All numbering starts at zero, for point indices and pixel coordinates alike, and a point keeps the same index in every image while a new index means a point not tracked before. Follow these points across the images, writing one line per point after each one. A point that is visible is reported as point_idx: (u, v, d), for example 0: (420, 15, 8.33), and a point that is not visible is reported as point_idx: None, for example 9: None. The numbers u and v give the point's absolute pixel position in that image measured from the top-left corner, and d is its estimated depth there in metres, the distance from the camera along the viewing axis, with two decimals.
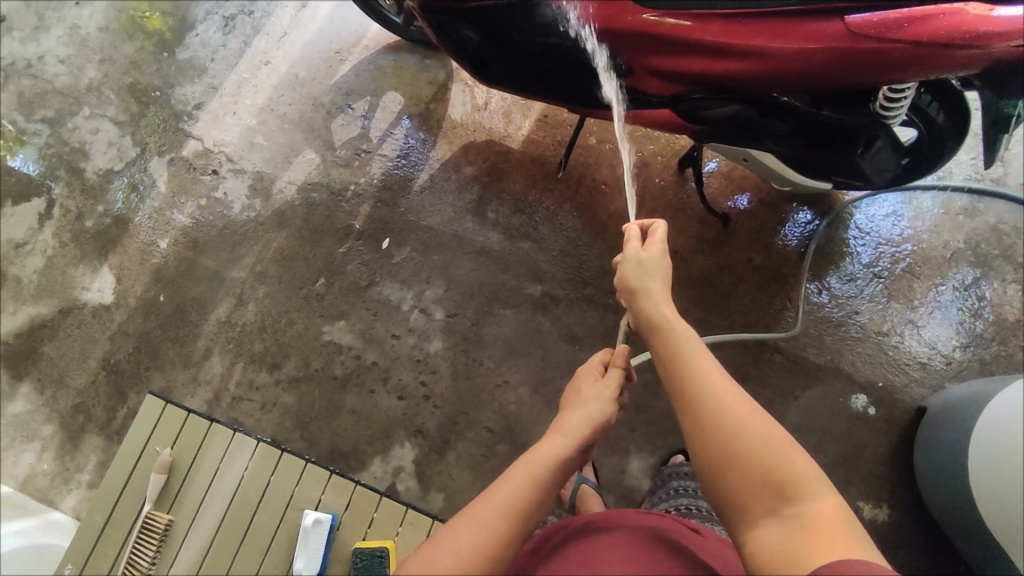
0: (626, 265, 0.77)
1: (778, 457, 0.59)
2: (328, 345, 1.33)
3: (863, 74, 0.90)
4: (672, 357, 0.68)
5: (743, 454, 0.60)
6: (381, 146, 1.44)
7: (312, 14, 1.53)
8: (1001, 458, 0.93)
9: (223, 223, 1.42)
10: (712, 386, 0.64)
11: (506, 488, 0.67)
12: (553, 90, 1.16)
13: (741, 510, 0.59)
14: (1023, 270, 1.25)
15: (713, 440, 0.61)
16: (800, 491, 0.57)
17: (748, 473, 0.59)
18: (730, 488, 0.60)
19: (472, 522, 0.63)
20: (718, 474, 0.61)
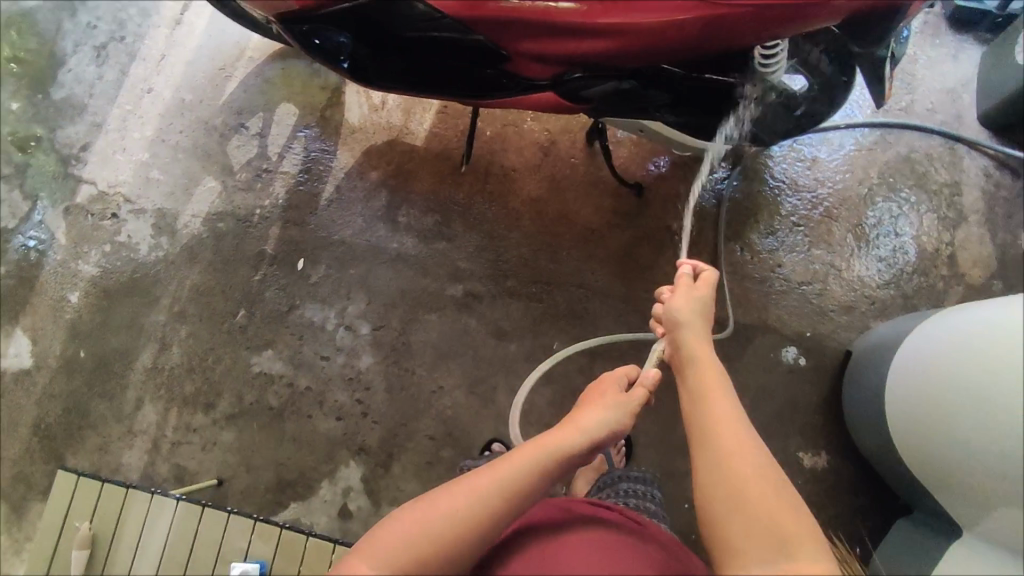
0: (677, 298, 0.85)
1: (779, 512, 0.61)
2: (258, 377, 1.30)
3: (723, 40, 0.87)
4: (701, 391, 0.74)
5: (748, 500, 0.62)
6: (281, 162, 1.38)
7: (189, 31, 1.45)
8: (914, 401, 0.93)
9: (130, 268, 1.36)
10: (730, 436, 0.68)
11: (512, 466, 0.70)
12: (436, 83, 1.11)
13: (739, 552, 0.60)
14: (938, 197, 1.24)
15: (726, 477, 0.64)
16: (797, 546, 0.59)
17: (752, 520, 0.61)
18: (731, 529, 0.61)
19: (471, 494, 0.67)
20: (722, 509, 0.63)
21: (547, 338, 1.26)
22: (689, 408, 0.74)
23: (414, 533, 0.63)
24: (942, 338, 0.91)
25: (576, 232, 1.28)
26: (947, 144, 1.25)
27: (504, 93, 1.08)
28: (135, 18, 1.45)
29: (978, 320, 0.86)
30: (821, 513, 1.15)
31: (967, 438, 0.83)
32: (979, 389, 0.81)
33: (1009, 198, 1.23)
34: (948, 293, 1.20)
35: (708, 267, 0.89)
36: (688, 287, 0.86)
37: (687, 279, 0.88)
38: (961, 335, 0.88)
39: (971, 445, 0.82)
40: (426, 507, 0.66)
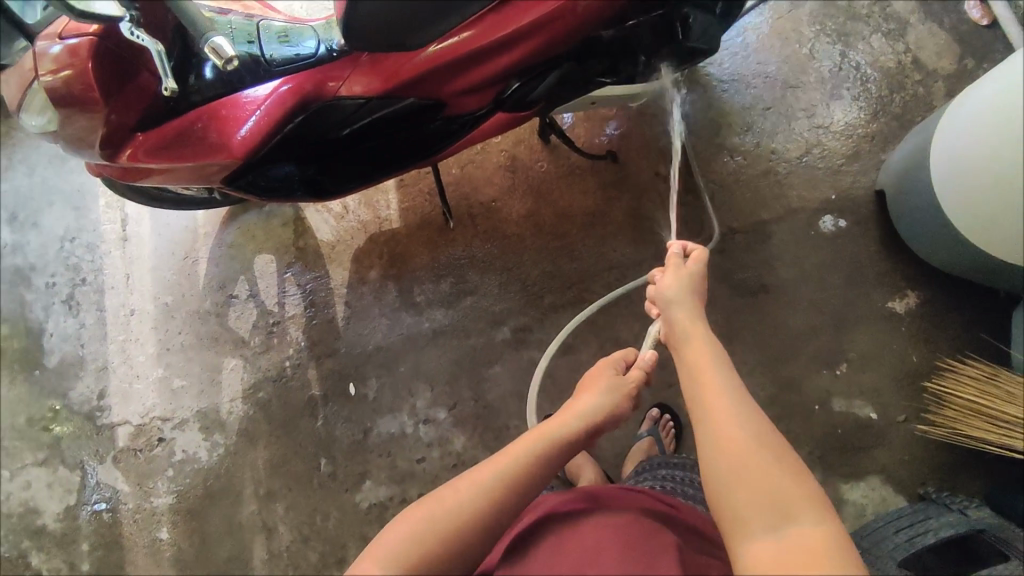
0: (664, 279, 0.86)
1: (780, 479, 0.63)
2: (371, 510, 1.27)
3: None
4: (695, 367, 0.76)
5: (746, 470, 0.64)
6: (285, 309, 1.37)
7: (139, 241, 1.44)
8: (977, 196, 0.92)
9: (202, 477, 1.34)
10: (732, 406, 0.70)
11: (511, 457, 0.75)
12: (389, 163, 1.11)
13: (742, 523, 0.61)
14: (873, 18, 1.26)
15: (725, 452, 0.66)
16: (799, 513, 0.60)
17: (751, 491, 0.62)
18: (735, 504, 0.63)
19: (473, 487, 0.70)
20: (724, 484, 0.65)
21: (607, 329, 1.25)
22: (689, 383, 0.76)
23: (422, 530, 0.66)
24: (976, 119, 0.92)
25: (578, 223, 1.29)
26: None
27: (455, 139, 1.08)
28: (85, 255, 1.45)
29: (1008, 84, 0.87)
30: (940, 344, 1.14)
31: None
32: None
33: None
34: (932, 94, 1.22)
35: (696, 243, 0.90)
36: (677, 265, 0.88)
37: (677, 257, 0.89)
38: (994, 106, 0.88)
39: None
40: (432, 503, 0.69)
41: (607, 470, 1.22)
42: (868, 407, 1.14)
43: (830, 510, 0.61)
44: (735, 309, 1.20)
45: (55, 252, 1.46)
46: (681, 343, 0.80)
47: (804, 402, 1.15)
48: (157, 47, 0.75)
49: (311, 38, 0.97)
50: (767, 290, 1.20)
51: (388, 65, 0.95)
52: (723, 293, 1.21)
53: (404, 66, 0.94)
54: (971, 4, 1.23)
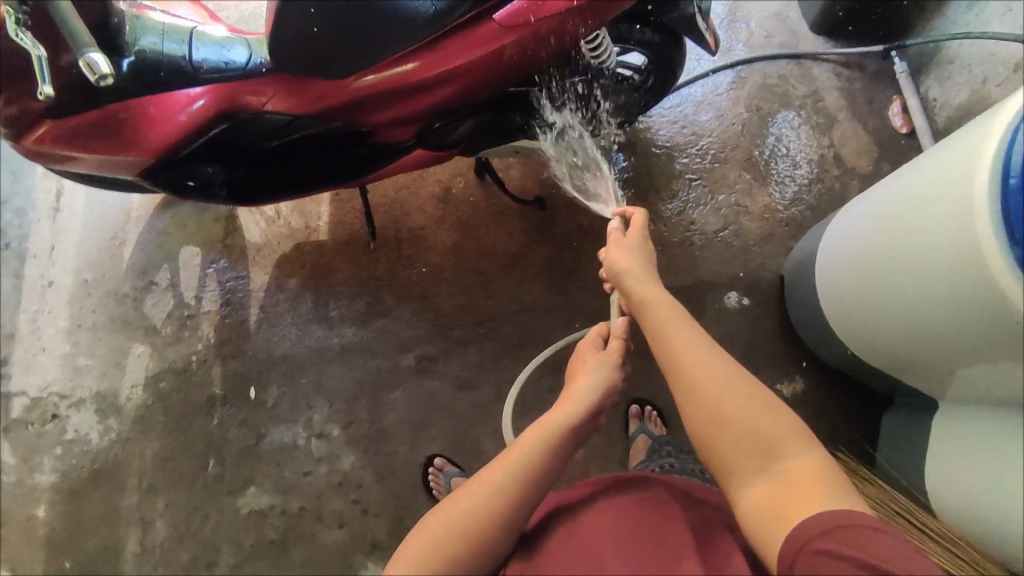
0: (612, 253, 0.86)
1: (766, 422, 0.67)
2: (250, 517, 1.27)
3: (535, 55, 0.92)
4: (663, 333, 0.77)
5: (730, 420, 0.68)
6: (201, 303, 1.38)
7: (70, 214, 1.44)
8: (854, 302, 0.96)
9: (89, 460, 1.33)
10: (700, 365, 0.72)
11: (525, 450, 0.71)
12: (314, 180, 1.14)
13: (735, 470, 0.67)
14: (805, 109, 1.31)
15: (710, 405, 0.69)
16: (782, 451, 0.66)
17: (739, 439, 0.67)
18: (725, 451, 0.68)
19: (481, 492, 0.67)
20: (711, 436, 0.69)
21: (509, 370, 1.27)
22: (660, 350, 0.76)
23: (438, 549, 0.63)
24: (857, 226, 0.96)
25: (498, 262, 1.32)
26: (794, 62, 1.33)
27: (376, 167, 1.11)
28: (13, 221, 1.45)
29: (881, 202, 0.91)
30: (818, 431, 1.18)
31: (910, 315, 0.85)
32: (892, 259, 0.86)
33: (864, 88, 1.31)
34: (848, 190, 1.26)
35: (634, 209, 0.90)
36: (617, 238, 0.88)
37: (618, 233, 0.89)
38: (869, 220, 0.93)
39: (895, 309, 0.87)
40: (443, 519, 0.66)
41: None
42: None
43: (812, 436, 0.67)
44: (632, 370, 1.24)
45: None
46: (638, 308, 0.80)
47: None
48: (37, 51, 0.77)
49: (241, 48, 0.98)
50: None
51: (323, 89, 0.96)
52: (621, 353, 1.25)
53: (340, 92, 0.96)
54: (895, 110, 1.28)
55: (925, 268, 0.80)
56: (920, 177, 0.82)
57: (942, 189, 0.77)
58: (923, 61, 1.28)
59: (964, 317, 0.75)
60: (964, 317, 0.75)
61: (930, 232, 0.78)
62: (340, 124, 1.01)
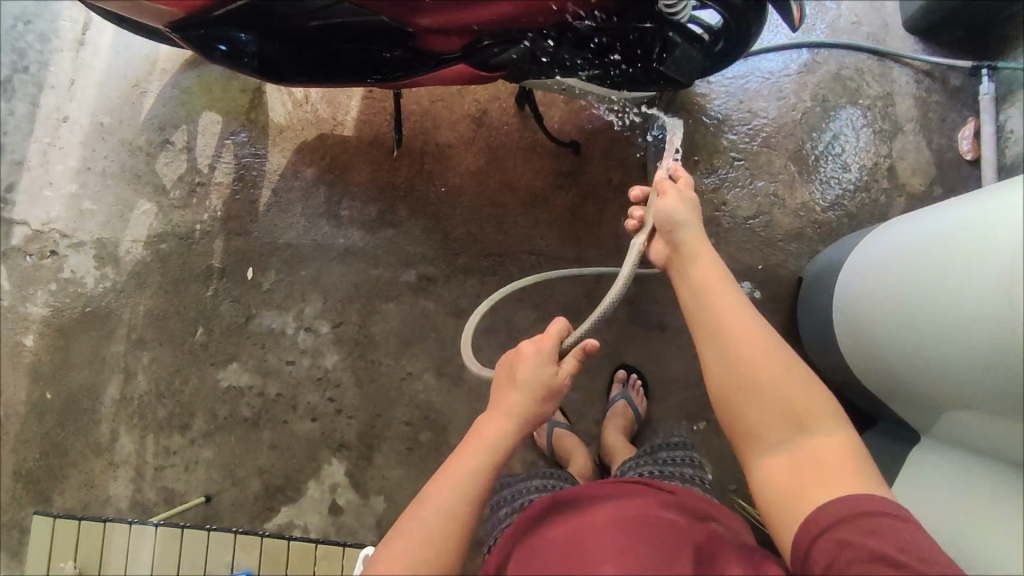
0: (668, 200, 0.82)
1: (797, 395, 0.68)
2: (228, 391, 1.30)
3: None
4: (708, 293, 0.76)
5: (761, 390, 0.69)
6: (214, 173, 1.35)
7: (94, 50, 1.39)
8: (863, 323, 0.95)
9: (82, 303, 1.34)
10: (740, 332, 0.72)
11: (475, 455, 0.72)
12: (352, 73, 1.09)
13: (757, 437, 0.69)
14: (872, 111, 1.24)
15: (744, 373, 0.70)
16: (811, 425, 0.67)
17: (764, 408, 0.69)
18: (750, 417, 0.70)
19: (421, 532, 0.65)
20: (737, 404, 0.71)
21: (506, 309, 1.27)
22: (701, 309, 0.76)
23: None
24: (885, 249, 0.93)
25: (518, 198, 1.29)
26: (875, 57, 1.24)
27: (416, 74, 1.05)
28: (36, 45, 1.39)
29: (914, 230, 0.88)
30: None
31: (911, 351, 0.85)
32: (908, 293, 0.84)
33: (940, 102, 1.23)
34: (892, 206, 1.21)
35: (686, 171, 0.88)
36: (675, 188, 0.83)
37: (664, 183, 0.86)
38: (896, 247, 0.90)
39: (907, 346, 0.86)
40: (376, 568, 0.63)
41: (455, 436, 1.26)
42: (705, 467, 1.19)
43: (843, 413, 0.68)
44: (627, 336, 1.24)
45: (6, 29, 1.40)
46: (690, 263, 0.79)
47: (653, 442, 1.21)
48: None
49: None
50: (663, 329, 1.23)
51: None
52: (619, 317, 1.24)
53: None
54: (965, 134, 1.21)
55: (948, 313, 0.77)
56: (963, 218, 0.79)
57: (986, 237, 0.74)
58: (1012, 86, 1.19)
59: (982, 371, 0.74)
60: (983, 370, 0.74)
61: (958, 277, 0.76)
62: (387, 17, 0.95)
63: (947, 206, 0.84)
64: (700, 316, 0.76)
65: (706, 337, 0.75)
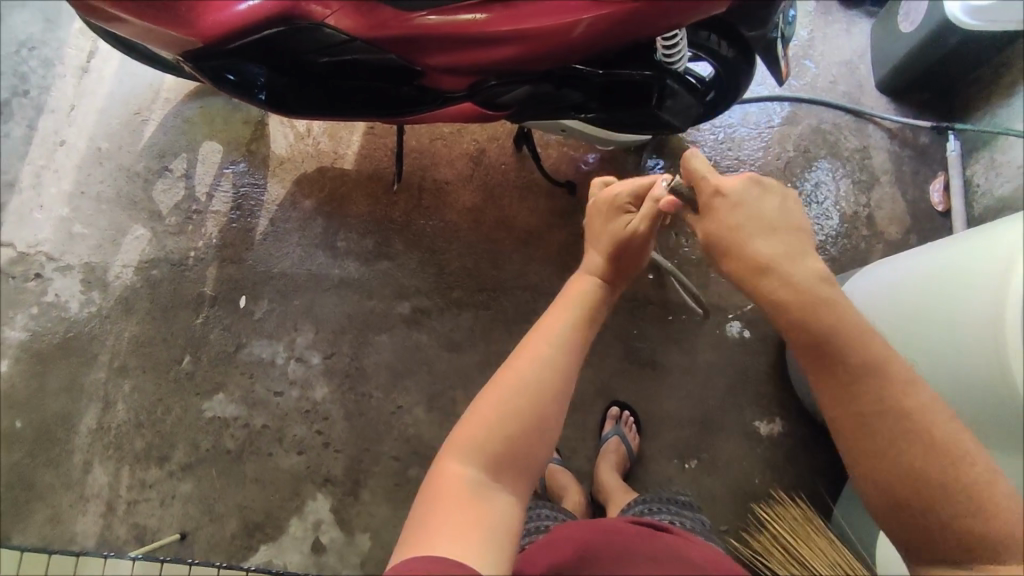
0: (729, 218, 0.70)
1: (972, 515, 0.55)
2: (212, 422, 1.27)
3: (615, 38, 0.90)
4: (864, 349, 0.62)
5: (921, 490, 0.57)
6: (211, 201, 1.35)
7: (98, 78, 1.41)
8: None
9: (63, 328, 1.31)
10: (910, 416, 0.59)
11: (566, 312, 0.73)
12: (357, 107, 1.12)
13: (920, 544, 0.58)
14: (850, 163, 1.31)
15: (901, 471, 0.58)
16: (988, 553, 0.54)
17: (925, 519, 0.57)
18: (917, 521, 0.58)
19: (516, 377, 0.65)
20: (897, 505, 0.59)
21: (500, 343, 1.28)
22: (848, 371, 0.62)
23: (486, 444, 0.62)
24: (870, 288, 0.96)
25: (514, 235, 1.32)
26: (852, 113, 1.33)
27: (421, 110, 1.10)
28: (39, 71, 1.41)
29: (897, 272, 0.91)
30: (781, 476, 1.20)
31: None
32: (902, 334, 0.87)
33: (914, 156, 1.31)
34: (871, 253, 1.27)
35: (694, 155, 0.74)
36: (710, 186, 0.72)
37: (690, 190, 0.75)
38: (881, 287, 0.93)
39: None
40: (478, 417, 0.64)
41: None
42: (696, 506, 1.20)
43: None
44: (620, 372, 1.25)
45: (9, 54, 1.41)
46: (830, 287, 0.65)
47: (644, 480, 1.21)
48: None
49: None
50: (656, 366, 1.25)
51: (388, 14, 0.93)
52: (612, 354, 1.26)
53: (402, 23, 0.94)
54: (936, 187, 1.29)
55: (940, 351, 0.80)
56: (946, 263, 0.81)
57: (968, 280, 0.77)
58: (978, 144, 1.25)
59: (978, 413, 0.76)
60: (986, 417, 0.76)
61: (948, 320, 0.79)
62: (396, 56, 0.99)
63: (927, 248, 0.88)
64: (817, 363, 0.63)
65: (840, 389, 0.62)
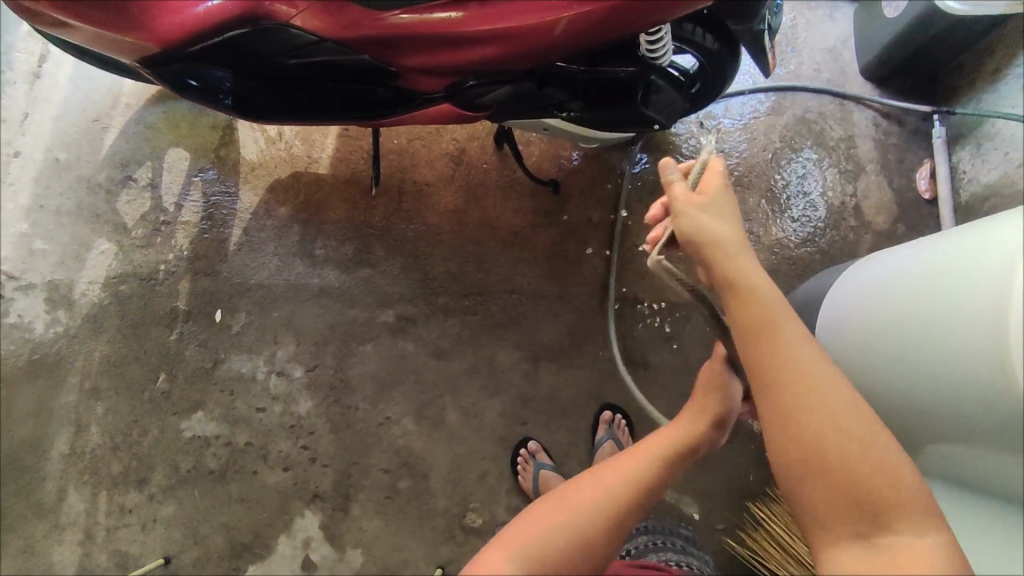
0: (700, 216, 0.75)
1: (869, 478, 0.62)
2: (192, 442, 1.22)
3: (597, 36, 0.86)
4: (770, 352, 0.68)
5: (824, 458, 0.63)
6: (180, 211, 1.29)
7: (51, 83, 1.33)
8: (847, 361, 0.96)
9: (28, 350, 1.25)
10: (810, 382, 0.67)
11: (642, 461, 0.77)
12: (330, 109, 1.07)
13: (824, 521, 0.63)
14: (836, 152, 1.29)
15: (803, 426, 0.65)
16: (897, 522, 0.60)
17: (832, 487, 0.63)
18: (818, 493, 0.63)
19: (586, 502, 0.70)
20: (799, 475, 0.65)
21: (488, 349, 1.24)
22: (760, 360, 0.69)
23: (538, 543, 0.65)
24: (865, 284, 0.95)
25: (498, 237, 1.28)
26: (837, 101, 1.31)
27: (397, 111, 1.05)
28: None
29: (893, 267, 0.89)
30: None
31: (910, 393, 0.85)
32: (897, 330, 0.85)
33: (899, 144, 1.30)
34: (858, 243, 1.26)
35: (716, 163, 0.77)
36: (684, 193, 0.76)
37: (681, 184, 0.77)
38: (877, 282, 0.92)
39: (892, 377, 0.87)
40: (536, 520, 0.68)
41: (437, 481, 1.21)
42: (691, 505, 1.19)
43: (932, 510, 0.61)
44: (611, 374, 1.23)
45: None
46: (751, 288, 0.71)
47: None
48: None
49: None
50: (646, 366, 1.23)
51: (359, 14, 0.88)
52: (602, 356, 1.24)
53: (374, 24, 0.88)
54: (923, 174, 1.28)
55: (933, 348, 0.79)
56: (945, 259, 0.80)
57: (969, 275, 0.75)
58: (963, 132, 1.26)
59: (977, 414, 0.75)
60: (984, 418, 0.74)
61: (946, 317, 0.77)
62: (369, 57, 0.94)
63: (927, 242, 0.86)
64: (752, 329, 0.70)
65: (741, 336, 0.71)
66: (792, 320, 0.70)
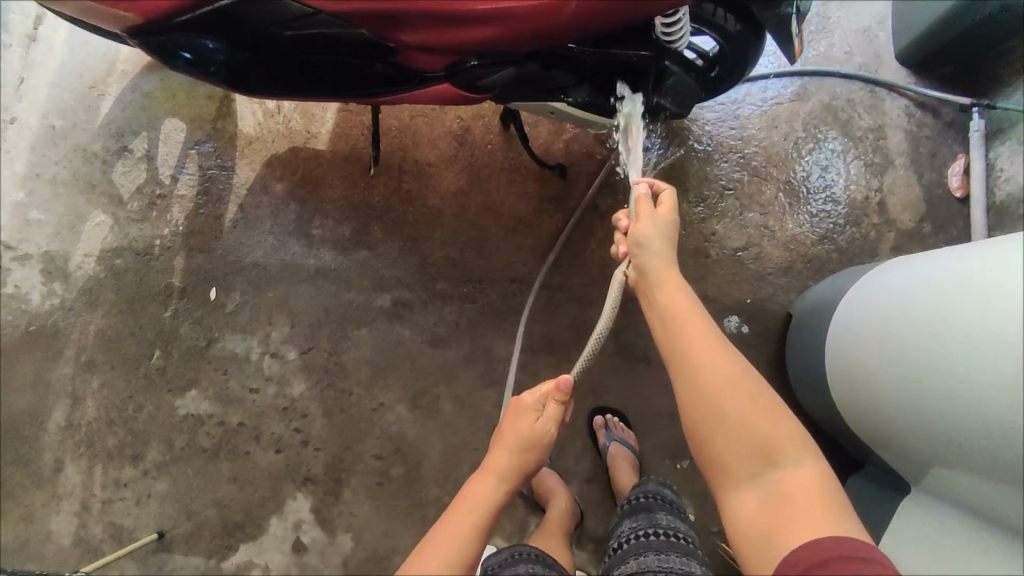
0: (640, 224, 0.81)
1: (764, 428, 0.67)
2: (186, 420, 1.22)
3: (609, 17, 0.79)
4: (677, 324, 0.75)
5: (721, 411, 0.69)
6: (176, 185, 1.26)
7: (47, 47, 1.29)
8: (857, 373, 0.91)
9: (25, 321, 1.24)
10: (712, 361, 0.71)
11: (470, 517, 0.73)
12: (325, 87, 1.01)
13: (728, 474, 0.68)
14: (863, 144, 1.21)
15: (699, 384, 0.71)
16: (784, 458, 0.65)
17: (731, 437, 0.68)
18: (721, 438, 0.69)
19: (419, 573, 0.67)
20: (707, 428, 0.70)
21: (485, 338, 1.21)
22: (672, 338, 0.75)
23: None
24: (881, 294, 0.89)
25: (501, 222, 1.23)
26: (868, 87, 1.22)
27: (395, 91, 0.99)
28: None
29: (913, 277, 0.83)
30: None
31: (919, 413, 0.79)
32: (908, 346, 0.80)
33: (931, 136, 1.21)
34: (879, 242, 1.19)
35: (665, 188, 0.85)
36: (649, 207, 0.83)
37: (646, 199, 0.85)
38: (894, 292, 0.86)
39: (899, 393, 0.82)
40: None
41: (429, 470, 1.19)
42: (686, 507, 1.16)
43: (812, 445, 0.67)
44: (611, 369, 1.19)
45: None
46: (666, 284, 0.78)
47: None
48: None
49: None
50: (648, 362, 1.19)
51: None
52: (603, 350, 1.20)
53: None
54: (955, 170, 1.19)
55: (946, 368, 0.74)
56: (969, 276, 0.73)
57: (993, 298, 0.69)
58: (1003, 125, 1.18)
59: (994, 446, 0.69)
60: (1000, 452, 0.69)
61: (965, 339, 0.71)
62: (367, 31, 0.88)
63: (958, 251, 0.79)
64: (661, 317, 0.77)
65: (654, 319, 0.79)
66: (699, 314, 0.76)
